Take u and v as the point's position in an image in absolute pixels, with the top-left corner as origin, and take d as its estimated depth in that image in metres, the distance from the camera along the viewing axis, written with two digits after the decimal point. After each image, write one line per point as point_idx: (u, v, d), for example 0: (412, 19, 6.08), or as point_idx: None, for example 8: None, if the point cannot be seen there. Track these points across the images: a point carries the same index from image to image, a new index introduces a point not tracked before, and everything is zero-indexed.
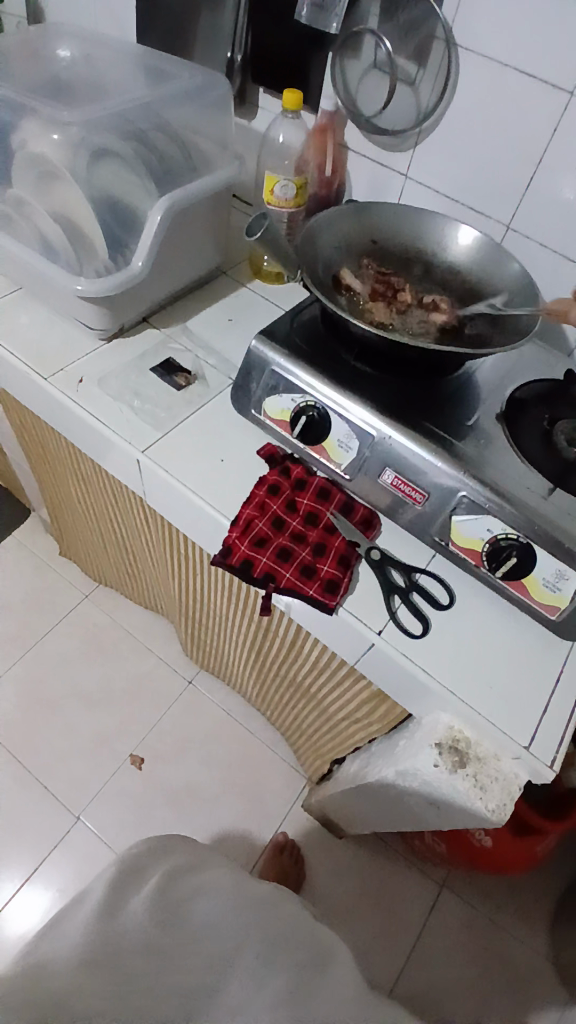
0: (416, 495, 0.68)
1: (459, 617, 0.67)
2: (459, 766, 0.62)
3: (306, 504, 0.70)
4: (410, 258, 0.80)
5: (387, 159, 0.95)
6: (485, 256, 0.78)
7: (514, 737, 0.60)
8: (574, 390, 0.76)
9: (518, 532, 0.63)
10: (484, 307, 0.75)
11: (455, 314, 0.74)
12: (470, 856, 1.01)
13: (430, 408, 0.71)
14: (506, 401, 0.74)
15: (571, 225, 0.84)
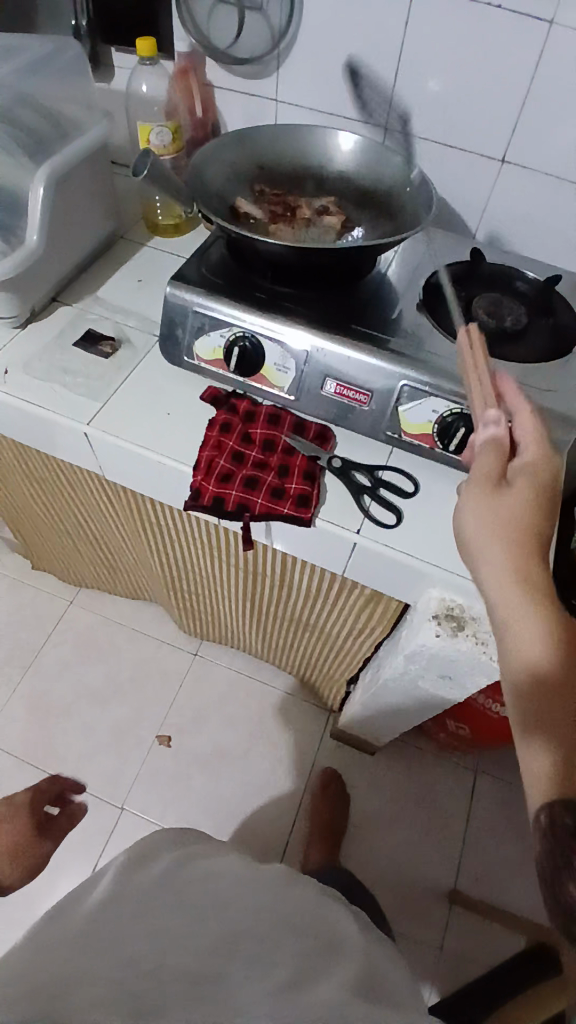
0: (360, 397, 0.70)
1: (427, 500, 0.70)
2: (459, 629, 0.68)
3: (261, 433, 0.72)
4: (300, 179, 0.81)
5: (254, 89, 0.94)
6: (370, 159, 0.79)
7: None
8: (482, 268, 0.80)
9: (462, 406, 0.67)
10: (379, 208, 0.78)
11: (342, 216, 0.78)
12: (491, 730, 1.08)
13: (353, 312, 0.74)
14: (422, 289, 0.78)
15: (445, 115, 0.86)
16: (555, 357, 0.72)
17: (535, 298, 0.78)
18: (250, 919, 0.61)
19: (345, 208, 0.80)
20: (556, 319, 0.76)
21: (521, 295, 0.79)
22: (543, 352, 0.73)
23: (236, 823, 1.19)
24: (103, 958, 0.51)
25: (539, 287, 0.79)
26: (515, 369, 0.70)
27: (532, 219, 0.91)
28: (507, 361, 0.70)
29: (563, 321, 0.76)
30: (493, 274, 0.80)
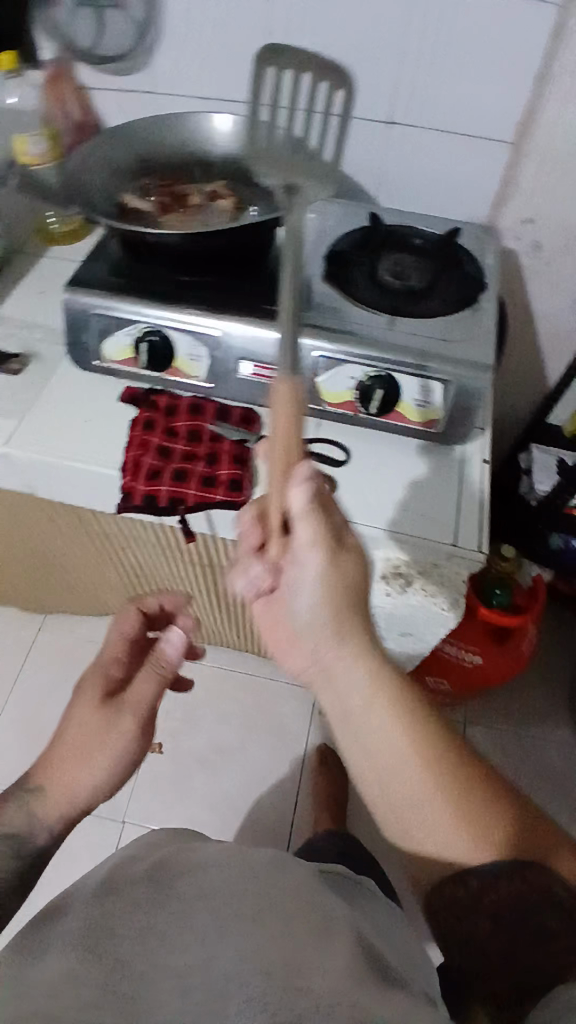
0: (277, 373, 0.70)
1: (359, 466, 0.71)
2: (407, 584, 0.68)
3: (184, 426, 0.72)
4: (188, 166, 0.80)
5: (131, 84, 0.92)
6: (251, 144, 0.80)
7: (442, 538, 0.67)
8: (381, 229, 0.80)
9: (377, 368, 0.67)
10: (268, 185, 0.78)
11: (235, 196, 0.78)
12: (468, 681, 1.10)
13: (258, 290, 0.73)
14: (326, 255, 0.77)
15: (324, 86, 0.86)
16: (461, 308, 0.73)
17: (436, 253, 0.79)
18: (244, 887, 0.61)
19: (236, 187, 0.79)
20: (460, 270, 0.77)
21: (423, 251, 0.79)
22: (450, 304, 0.74)
23: (239, 818, 1.19)
24: (99, 958, 0.51)
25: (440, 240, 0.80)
26: (424, 325, 0.71)
27: (430, 175, 0.91)
28: (414, 317, 0.71)
29: (466, 271, 0.77)
30: (393, 234, 0.80)
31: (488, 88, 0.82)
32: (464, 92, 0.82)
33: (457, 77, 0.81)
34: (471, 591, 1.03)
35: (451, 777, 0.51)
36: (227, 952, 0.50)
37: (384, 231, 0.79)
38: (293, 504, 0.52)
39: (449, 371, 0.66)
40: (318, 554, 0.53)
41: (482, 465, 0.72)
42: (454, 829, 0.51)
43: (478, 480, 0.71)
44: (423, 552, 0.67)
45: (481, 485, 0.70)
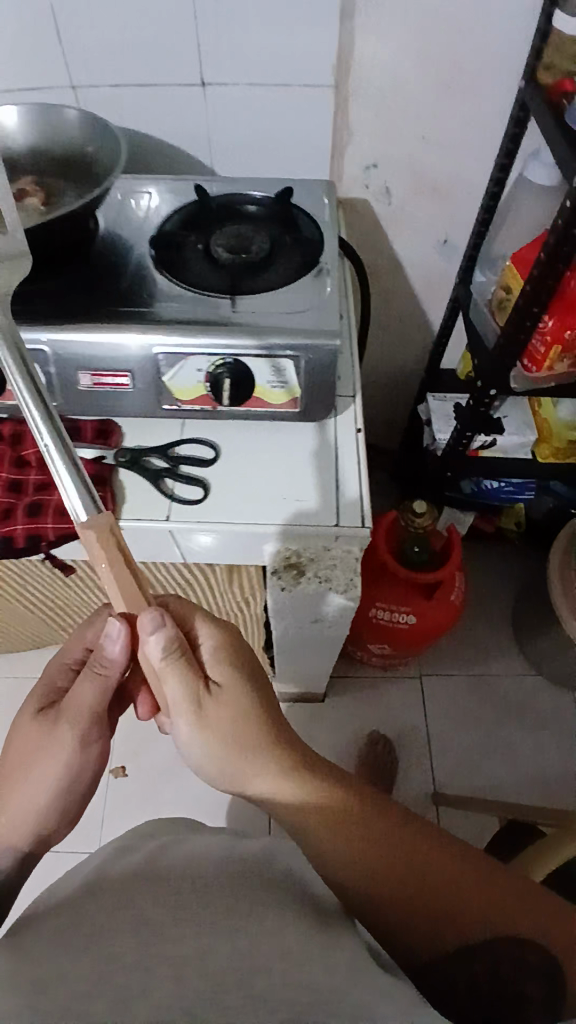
0: (122, 380, 0.65)
1: (230, 461, 0.68)
2: (300, 574, 0.66)
3: (34, 452, 0.66)
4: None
5: None
6: (58, 128, 0.71)
7: (324, 524, 0.64)
8: (210, 205, 0.74)
9: (223, 357, 0.63)
10: (79, 174, 0.71)
11: (44, 191, 0.71)
12: (404, 642, 1.09)
13: (84, 289, 0.68)
14: (152, 238, 0.72)
15: (127, 49, 0.77)
16: (305, 276, 0.69)
17: (274, 220, 0.74)
18: (240, 875, 0.54)
19: (44, 182, 0.72)
20: (301, 234, 0.73)
21: (261, 219, 0.74)
22: (293, 273, 0.70)
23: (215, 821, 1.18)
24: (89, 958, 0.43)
25: (276, 204, 0.75)
26: (266, 300, 0.67)
27: (264, 134, 0.85)
28: (256, 294, 0.67)
29: (308, 234, 0.73)
30: (226, 206, 0.75)
31: (298, 32, 0.75)
32: (275, 39, 0.76)
33: (263, 23, 0.75)
34: (391, 553, 1.02)
35: (341, 807, 0.58)
36: (220, 948, 0.44)
37: (213, 204, 0.74)
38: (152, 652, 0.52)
39: (296, 345, 0.62)
40: (184, 682, 0.55)
41: (356, 436, 0.69)
42: (403, 874, 0.55)
43: (354, 453, 0.68)
44: (307, 541, 0.64)
45: (357, 458, 0.68)
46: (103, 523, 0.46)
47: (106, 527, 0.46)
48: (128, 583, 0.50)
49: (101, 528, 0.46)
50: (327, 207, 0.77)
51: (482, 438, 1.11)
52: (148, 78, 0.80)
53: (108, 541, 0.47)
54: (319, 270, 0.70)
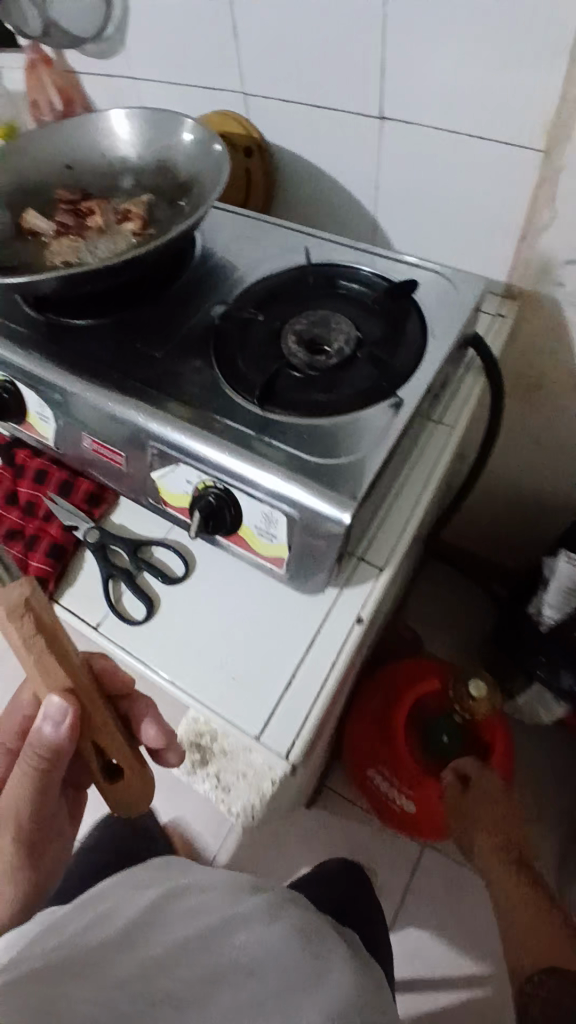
0: (116, 457, 0.57)
1: (195, 588, 0.57)
2: (202, 765, 0.54)
3: (26, 494, 0.63)
4: (114, 175, 0.68)
5: (108, 65, 0.77)
6: (193, 150, 0.64)
7: (243, 728, 0.50)
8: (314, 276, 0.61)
9: (214, 478, 0.51)
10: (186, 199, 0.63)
11: (145, 212, 0.63)
12: (389, 812, 0.90)
13: (129, 334, 0.59)
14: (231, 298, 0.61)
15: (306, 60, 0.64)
16: (369, 407, 0.53)
17: (379, 324, 0.59)
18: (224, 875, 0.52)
19: (152, 205, 0.64)
20: (399, 353, 0.56)
21: (364, 318, 0.59)
22: (358, 397, 0.54)
23: None
24: None
25: (390, 303, 0.59)
26: (301, 422, 0.52)
27: (441, 184, 0.66)
28: (295, 410, 0.53)
29: (407, 357, 0.56)
30: (334, 288, 0.61)
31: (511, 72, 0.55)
32: (480, 76, 0.57)
33: (468, 55, 0.56)
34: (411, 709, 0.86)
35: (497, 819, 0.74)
36: None
37: (317, 280, 0.61)
38: (58, 732, 0.42)
39: (292, 498, 0.48)
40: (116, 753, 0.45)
41: (349, 628, 0.53)
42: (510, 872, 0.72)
43: (332, 652, 0.52)
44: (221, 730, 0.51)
45: (332, 660, 0.52)
46: (12, 583, 0.40)
47: (17, 584, 0.40)
48: (50, 662, 0.41)
49: (9, 599, 0.39)
50: (461, 321, 0.58)
51: None
52: (322, 97, 0.66)
53: (20, 618, 0.39)
54: (391, 405, 0.53)
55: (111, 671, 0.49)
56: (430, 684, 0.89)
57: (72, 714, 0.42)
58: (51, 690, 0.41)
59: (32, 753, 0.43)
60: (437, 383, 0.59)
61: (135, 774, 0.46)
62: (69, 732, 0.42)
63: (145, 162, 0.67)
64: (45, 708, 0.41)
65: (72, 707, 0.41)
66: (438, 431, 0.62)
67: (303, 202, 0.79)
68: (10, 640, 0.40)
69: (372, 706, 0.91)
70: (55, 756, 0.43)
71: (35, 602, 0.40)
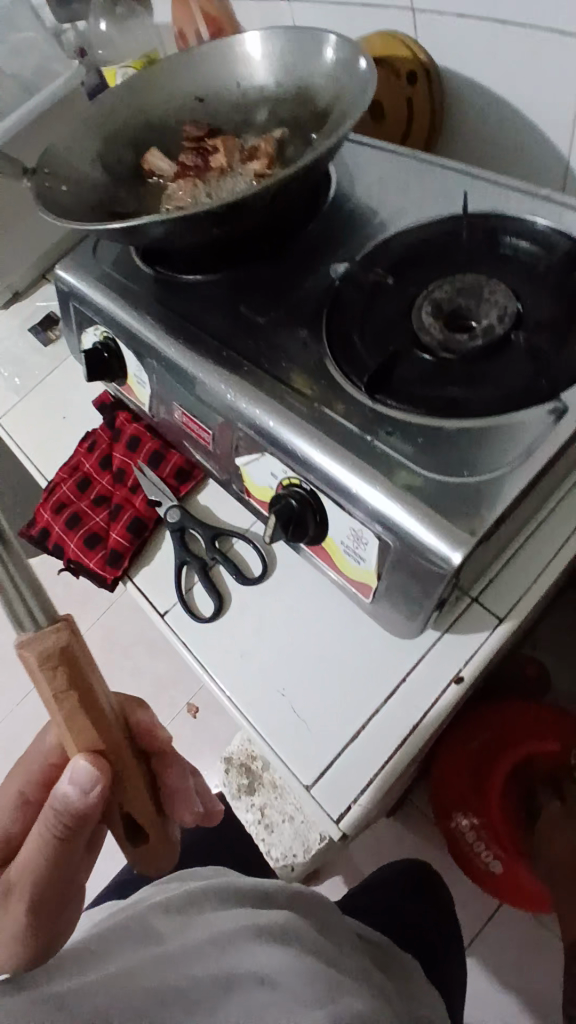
0: (203, 434, 0.51)
1: (269, 591, 0.50)
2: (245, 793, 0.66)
3: (118, 460, 0.60)
4: (249, 110, 0.60)
5: None
6: (337, 73, 0.55)
7: (294, 775, 0.43)
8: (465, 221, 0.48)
9: (301, 478, 0.43)
10: (318, 122, 0.55)
11: (273, 146, 0.56)
12: (468, 861, 0.79)
13: (236, 293, 0.52)
14: (363, 249, 0.50)
15: None
16: (519, 409, 0.40)
17: (548, 298, 0.44)
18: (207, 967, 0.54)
19: (284, 142, 0.57)
20: (571, 339, 0.42)
21: (531, 288, 0.45)
22: (501, 392, 0.41)
23: None
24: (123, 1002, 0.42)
25: (570, 270, 0.44)
26: (419, 420, 0.41)
27: None
28: (415, 401, 0.41)
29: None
30: (495, 247, 0.47)
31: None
32: None
33: None
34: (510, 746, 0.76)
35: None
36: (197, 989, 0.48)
37: (469, 226, 0.48)
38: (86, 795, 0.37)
39: (389, 523, 0.38)
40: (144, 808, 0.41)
41: (443, 685, 0.43)
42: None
43: (414, 711, 0.43)
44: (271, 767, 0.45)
45: (413, 719, 0.42)
46: (46, 625, 0.36)
47: (53, 624, 0.36)
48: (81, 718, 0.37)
49: (43, 646, 0.35)
50: None
51: None
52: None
53: (52, 669, 0.35)
54: (551, 411, 0.39)
55: (147, 730, 0.44)
56: (542, 745, 0.75)
57: (103, 778, 0.37)
58: (81, 751, 0.37)
59: (56, 824, 0.39)
60: None
61: (157, 835, 0.42)
62: (102, 800, 0.37)
63: (281, 91, 0.59)
64: (70, 772, 0.36)
65: (104, 774, 0.37)
66: None
67: (468, 142, 0.66)
68: (37, 691, 0.36)
69: (469, 752, 0.78)
70: (81, 823, 0.38)
71: (74, 650, 0.36)
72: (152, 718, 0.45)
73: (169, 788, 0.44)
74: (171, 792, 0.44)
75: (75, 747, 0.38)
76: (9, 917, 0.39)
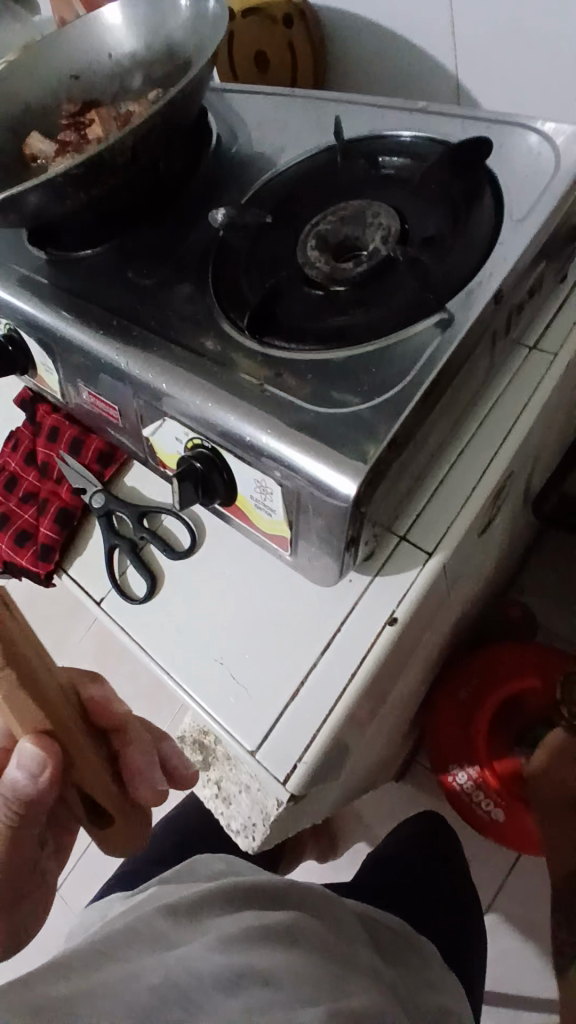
0: (111, 410, 0.50)
1: (199, 562, 0.48)
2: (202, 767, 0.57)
3: (41, 455, 0.58)
4: (123, 75, 0.58)
5: None
6: (199, 18, 0.53)
7: (236, 739, 0.42)
8: (343, 149, 0.46)
9: (202, 436, 0.41)
10: (183, 68, 0.53)
11: (146, 104, 0.54)
12: (470, 809, 0.78)
13: (125, 259, 0.50)
14: (245, 194, 0.49)
15: None
16: (408, 328, 0.38)
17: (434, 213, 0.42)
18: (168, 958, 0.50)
19: (157, 96, 0.54)
20: (458, 252, 0.40)
21: (416, 204, 0.43)
22: (391, 314, 0.39)
23: None
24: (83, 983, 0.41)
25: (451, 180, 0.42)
26: (309, 357, 0.39)
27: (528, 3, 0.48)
28: (302, 336, 0.40)
29: (465, 259, 0.40)
30: (378, 171, 0.45)
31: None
32: None
33: None
34: (495, 688, 0.75)
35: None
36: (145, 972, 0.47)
37: (347, 153, 0.46)
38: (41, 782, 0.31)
39: (287, 463, 0.36)
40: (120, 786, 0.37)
41: (377, 629, 0.41)
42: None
43: (351, 660, 0.41)
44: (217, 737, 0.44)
45: (351, 667, 0.41)
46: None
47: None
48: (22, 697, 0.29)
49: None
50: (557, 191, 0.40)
51: None
52: None
53: None
54: (438, 322, 0.38)
55: (101, 703, 0.38)
56: (526, 681, 0.75)
57: (54, 762, 0.30)
58: (22, 731, 0.30)
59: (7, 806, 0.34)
60: (521, 298, 0.41)
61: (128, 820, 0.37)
62: (55, 784, 0.31)
63: (152, 50, 0.57)
64: (16, 758, 0.30)
65: (53, 757, 0.30)
66: (530, 361, 0.46)
67: (357, 78, 0.63)
68: None
69: (457, 705, 0.76)
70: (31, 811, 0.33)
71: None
72: (108, 692, 0.39)
73: (134, 767, 0.38)
74: (135, 772, 0.38)
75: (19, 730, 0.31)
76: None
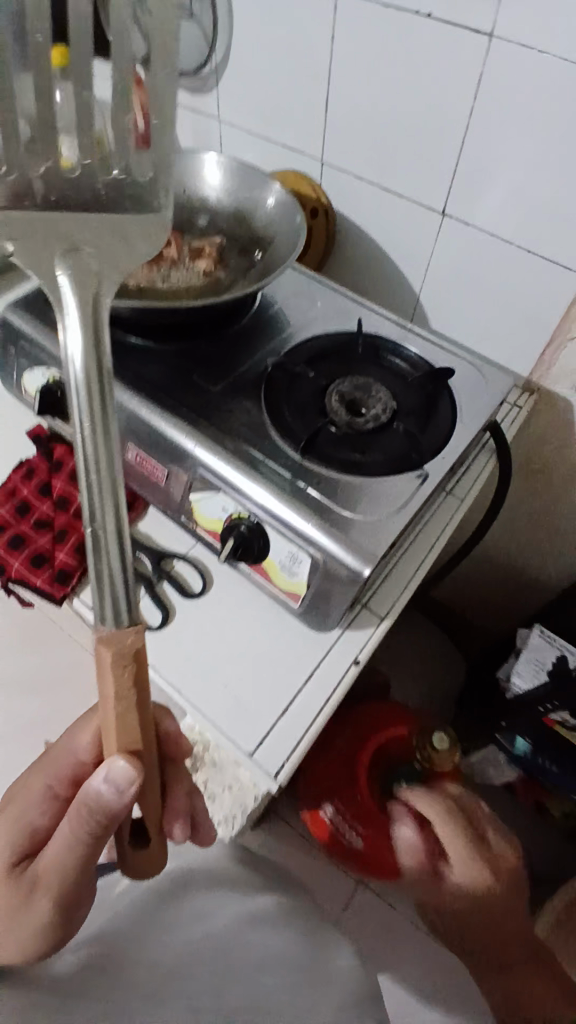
0: (158, 473, 0.61)
1: (209, 604, 0.61)
2: None
3: (59, 488, 0.66)
4: (193, 211, 0.75)
5: (198, 106, 0.86)
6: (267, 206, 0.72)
7: (236, 744, 0.54)
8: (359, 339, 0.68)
9: (249, 512, 0.56)
10: (251, 240, 0.72)
11: (216, 249, 0.70)
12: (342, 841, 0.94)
13: (188, 363, 0.65)
14: (286, 344, 0.68)
15: (383, 145, 0.74)
16: (399, 476, 0.59)
17: (414, 398, 0.65)
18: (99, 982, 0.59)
19: (224, 246, 0.72)
20: (429, 433, 0.63)
21: (403, 392, 0.66)
22: (388, 460, 0.60)
23: None
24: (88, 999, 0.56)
25: (428, 383, 0.65)
26: (336, 474, 0.58)
27: (474, 277, 0.77)
28: (331, 461, 0.58)
29: (432, 435, 0.63)
30: (379, 357, 0.68)
31: (560, 199, 0.66)
32: (530, 200, 0.68)
33: (520, 181, 0.67)
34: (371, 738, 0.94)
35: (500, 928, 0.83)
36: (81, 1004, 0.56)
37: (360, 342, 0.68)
38: (126, 793, 0.40)
39: (318, 544, 0.53)
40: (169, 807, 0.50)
41: (346, 668, 0.58)
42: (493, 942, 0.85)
43: (328, 689, 0.57)
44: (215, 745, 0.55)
45: (325, 697, 0.56)
46: (127, 625, 0.37)
47: (133, 627, 0.38)
48: (128, 719, 0.40)
49: (121, 645, 0.37)
50: (486, 410, 0.65)
51: (565, 716, 0.93)
52: (387, 183, 0.77)
53: (121, 667, 0.37)
54: (417, 475, 0.59)
55: (174, 738, 0.49)
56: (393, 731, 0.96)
57: (138, 779, 0.40)
58: (118, 753, 0.40)
59: (87, 815, 0.43)
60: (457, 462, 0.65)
61: (157, 843, 0.46)
62: (133, 798, 0.41)
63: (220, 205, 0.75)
64: (106, 771, 0.40)
65: (138, 776, 0.40)
66: (450, 500, 0.71)
67: (351, 267, 0.88)
68: (99, 682, 0.38)
69: None
70: (108, 820, 0.43)
71: (143, 654, 0.38)
72: (175, 727, 0.51)
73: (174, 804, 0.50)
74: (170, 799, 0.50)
75: (114, 746, 0.41)
76: (34, 907, 0.47)
